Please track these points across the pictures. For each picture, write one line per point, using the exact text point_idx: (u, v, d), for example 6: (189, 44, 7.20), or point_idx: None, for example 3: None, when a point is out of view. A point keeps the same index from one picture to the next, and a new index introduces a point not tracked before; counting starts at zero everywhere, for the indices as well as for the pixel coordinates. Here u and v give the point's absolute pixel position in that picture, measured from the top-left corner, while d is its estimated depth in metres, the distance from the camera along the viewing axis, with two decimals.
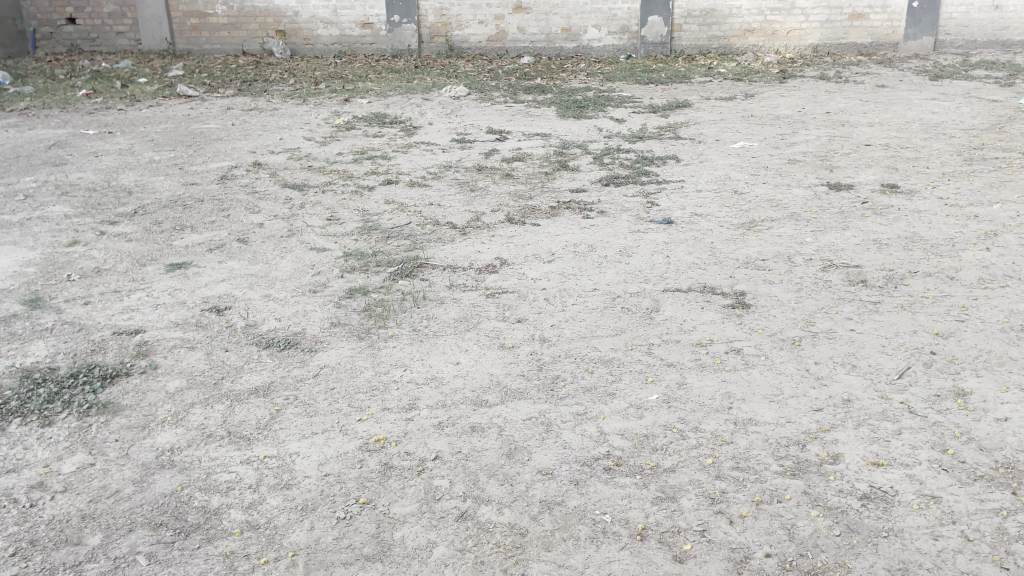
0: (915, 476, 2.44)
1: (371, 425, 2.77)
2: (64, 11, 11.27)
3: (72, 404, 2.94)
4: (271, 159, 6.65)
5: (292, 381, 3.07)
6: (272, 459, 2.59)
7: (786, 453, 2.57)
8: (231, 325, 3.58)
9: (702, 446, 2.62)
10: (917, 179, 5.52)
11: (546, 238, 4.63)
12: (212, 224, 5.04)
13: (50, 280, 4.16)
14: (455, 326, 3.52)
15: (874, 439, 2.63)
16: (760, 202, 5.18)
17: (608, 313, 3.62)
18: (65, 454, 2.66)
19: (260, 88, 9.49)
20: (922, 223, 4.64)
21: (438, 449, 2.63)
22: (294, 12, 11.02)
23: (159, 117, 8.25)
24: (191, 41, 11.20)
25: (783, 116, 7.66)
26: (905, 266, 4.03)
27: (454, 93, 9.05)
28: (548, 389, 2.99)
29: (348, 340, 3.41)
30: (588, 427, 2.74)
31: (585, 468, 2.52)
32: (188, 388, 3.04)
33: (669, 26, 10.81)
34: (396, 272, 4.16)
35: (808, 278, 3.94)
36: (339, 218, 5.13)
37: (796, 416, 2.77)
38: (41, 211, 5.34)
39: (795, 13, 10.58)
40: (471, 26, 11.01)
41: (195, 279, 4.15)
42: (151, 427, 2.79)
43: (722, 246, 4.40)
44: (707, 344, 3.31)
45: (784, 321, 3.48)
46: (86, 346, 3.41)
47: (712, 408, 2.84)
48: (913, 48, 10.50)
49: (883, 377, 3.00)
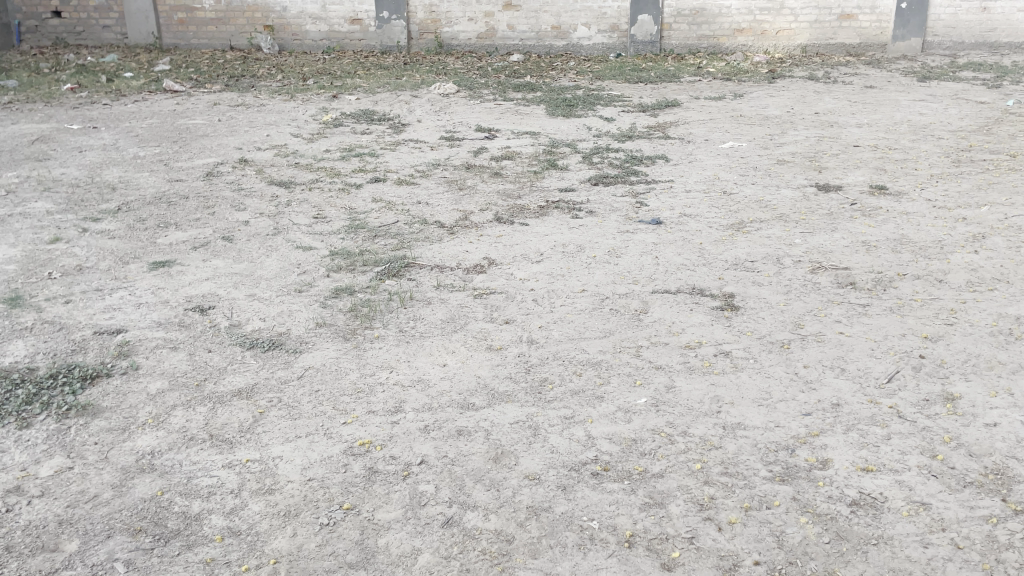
0: (905, 482, 2.43)
1: (356, 428, 2.74)
2: (49, 4, 11.14)
3: (51, 406, 2.89)
4: (258, 156, 6.58)
5: (275, 383, 3.03)
6: (254, 464, 2.55)
7: (775, 458, 2.55)
8: (214, 325, 3.53)
9: (690, 451, 2.60)
10: (906, 181, 5.52)
11: (535, 238, 4.60)
12: (197, 222, 4.98)
13: (31, 277, 4.09)
14: (442, 327, 3.49)
15: (864, 445, 2.61)
16: (749, 203, 5.16)
17: (596, 315, 3.59)
18: (43, 457, 2.60)
19: (248, 84, 9.42)
20: (910, 225, 4.63)
21: (424, 453, 2.59)
22: (282, 7, 10.93)
23: (145, 112, 8.17)
24: (178, 35, 11.10)
25: (772, 117, 7.65)
26: (894, 268, 4.03)
27: (443, 90, 9.01)
28: (536, 392, 2.96)
29: (333, 341, 3.37)
30: (575, 431, 2.71)
31: (573, 473, 2.49)
32: (170, 390, 2.99)
33: (658, 25, 10.79)
34: (383, 272, 4.11)
35: (797, 280, 3.92)
36: (326, 216, 5.08)
37: (785, 420, 2.75)
38: (22, 208, 5.26)
39: (784, 13, 10.59)
40: (461, 23, 10.96)
41: (178, 277, 4.09)
42: (131, 430, 2.74)
43: (710, 247, 4.38)
44: (696, 346, 3.29)
45: (773, 323, 3.47)
46: (66, 346, 3.36)
47: (701, 412, 2.82)
48: (901, 49, 10.52)
49: (872, 382, 2.98)
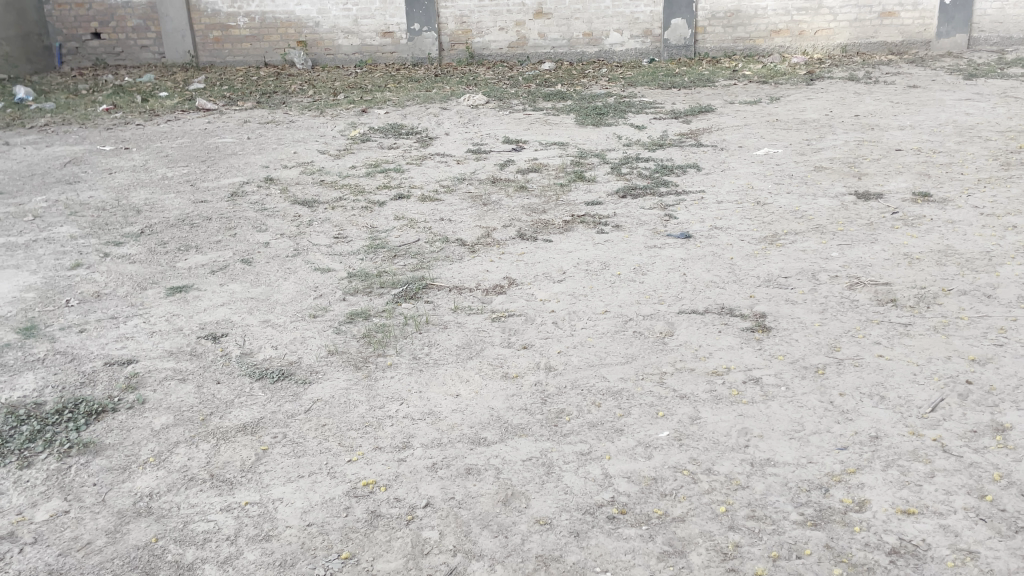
0: (950, 527, 2.22)
1: (361, 466, 2.61)
2: (90, 26, 11.26)
3: (53, 443, 2.81)
4: (283, 174, 6.54)
5: (281, 417, 2.92)
6: (254, 507, 2.44)
7: (807, 499, 2.37)
8: (226, 355, 3.44)
9: (714, 492, 2.42)
10: (951, 186, 5.25)
11: (558, 255, 4.45)
12: (218, 244, 4.93)
13: (48, 305, 4.06)
14: (457, 353, 3.36)
15: (904, 483, 2.41)
16: (784, 214, 4.94)
17: (619, 338, 3.42)
18: (40, 500, 2.53)
19: (279, 100, 9.44)
20: (956, 235, 4.38)
21: (430, 495, 2.45)
22: (315, 23, 10.96)
23: (176, 131, 8.21)
24: (214, 53, 11.17)
25: (810, 120, 7.40)
26: (937, 282, 3.80)
27: (473, 101, 8.90)
28: (551, 425, 2.80)
29: (344, 370, 3.25)
30: (592, 469, 2.55)
31: (586, 517, 2.33)
32: (174, 426, 2.90)
33: (692, 29, 10.58)
34: (400, 294, 4.00)
35: (833, 297, 3.71)
36: (346, 236, 4.99)
37: (819, 455, 2.56)
38: (47, 233, 5.26)
39: (822, 12, 10.30)
40: (491, 33, 10.87)
41: (194, 303, 4.03)
42: (132, 469, 2.66)
43: (742, 262, 4.19)
44: (723, 372, 3.10)
45: (807, 346, 3.26)
46: (75, 377, 3.30)
47: (728, 446, 2.64)
48: (945, 46, 10.14)
49: (913, 411, 2.77)
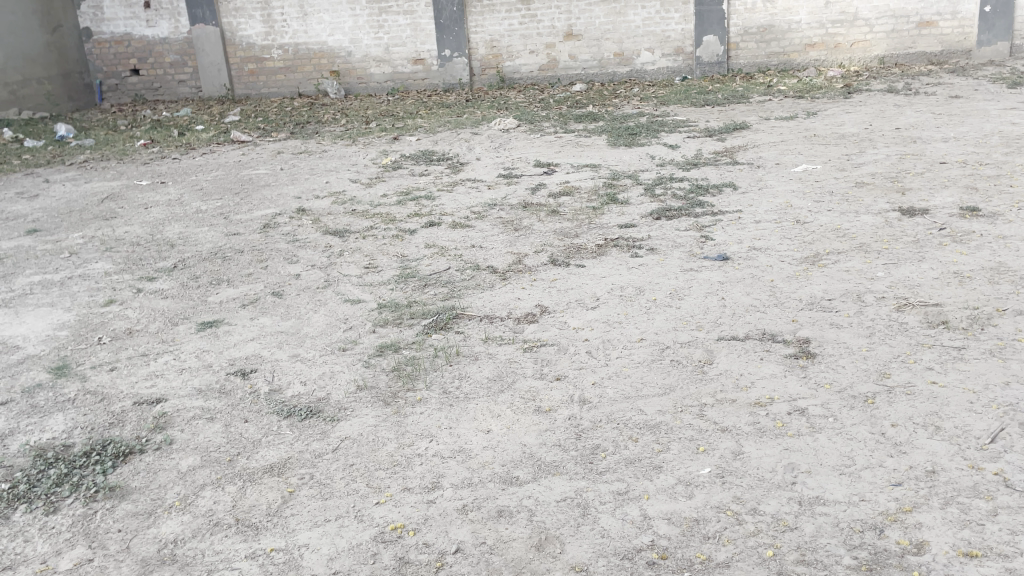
0: (1018, 571, 2.06)
1: (389, 509, 2.52)
2: (128, 62, 11.39)
3: (80, 488, 2.77)
4: (316, 204, 6.53)
5: (309, 457, 2.85)
6: (279, 554, 2.37)
7: (861, 542, 2.22)
8: (254, 392, 3.38)
9: (760, 535, 2.28)
10: (999, 200, 5.05)
11: (592, 281, 4.34)
12: (250, 277, 4.91)
13: (81, 343, 4.05)
14: (488, 387, 3.26)
15: (966, 523, 2.25)
16: (825, 232, 4.78)
17: (655, 368, 3.30)
18: (65, 548, 2.48)
19: (312, 130, 9.49)
20: (1008, 251, 4.18)
21: (460, 540, 2.36)
22: (347, 52, 11.07)
23: (211, 164, 8.27)
24: (249, 86, 11.32)
25: (849, 135, 7.21)
26: (990, 302, 3.61)
27: (504, 126, 8.85)
28: (586, 462, 2.69)
29: (373, 407, 3.17)
30: (629, 510, 2.43)
31: (625, 564, 2.21)
32: (201, 467, 2.85)
33: (725, 45, 10.46)
34: (430, 325, 3.92)
35: (881, 320, 3.55)
36: (377, 266, 4.94)
37: (872, 492, 2.41)
38: (83, 270, 5.29)
39: (858, 24, 10.10)
40: (522, 56, 10.88)
41: (225, 338, 3.99)
42: (157, 514, 2.60)
43: (783, 285, 4.04)
44: (767, 403, 2.96)
45: (855, 373, 3.11)
46: (104, 418, 3.26)
47: (773, 484, 2.50)
48: (987, 54, 9.85)
49: (972, 443, 2.60)
